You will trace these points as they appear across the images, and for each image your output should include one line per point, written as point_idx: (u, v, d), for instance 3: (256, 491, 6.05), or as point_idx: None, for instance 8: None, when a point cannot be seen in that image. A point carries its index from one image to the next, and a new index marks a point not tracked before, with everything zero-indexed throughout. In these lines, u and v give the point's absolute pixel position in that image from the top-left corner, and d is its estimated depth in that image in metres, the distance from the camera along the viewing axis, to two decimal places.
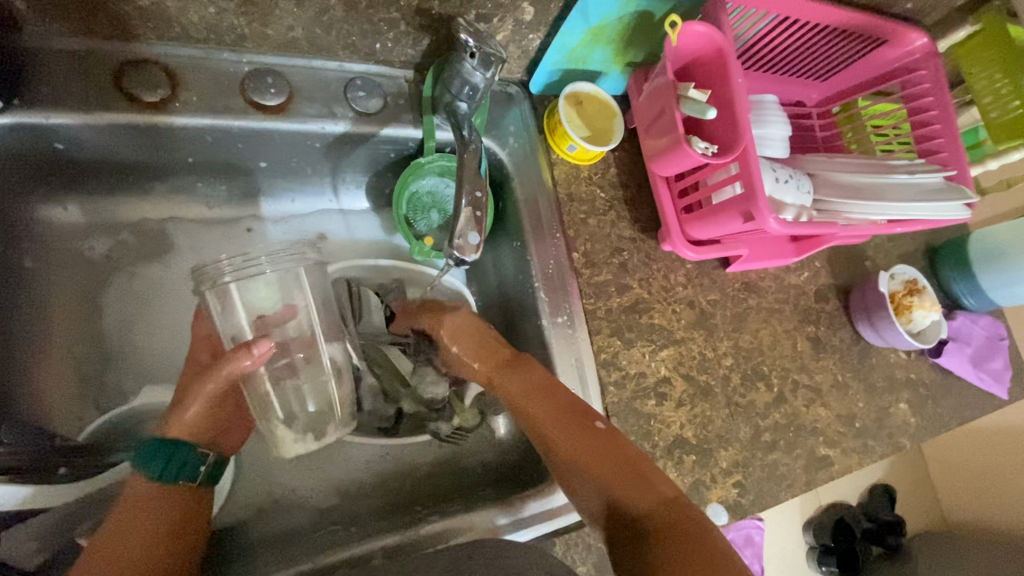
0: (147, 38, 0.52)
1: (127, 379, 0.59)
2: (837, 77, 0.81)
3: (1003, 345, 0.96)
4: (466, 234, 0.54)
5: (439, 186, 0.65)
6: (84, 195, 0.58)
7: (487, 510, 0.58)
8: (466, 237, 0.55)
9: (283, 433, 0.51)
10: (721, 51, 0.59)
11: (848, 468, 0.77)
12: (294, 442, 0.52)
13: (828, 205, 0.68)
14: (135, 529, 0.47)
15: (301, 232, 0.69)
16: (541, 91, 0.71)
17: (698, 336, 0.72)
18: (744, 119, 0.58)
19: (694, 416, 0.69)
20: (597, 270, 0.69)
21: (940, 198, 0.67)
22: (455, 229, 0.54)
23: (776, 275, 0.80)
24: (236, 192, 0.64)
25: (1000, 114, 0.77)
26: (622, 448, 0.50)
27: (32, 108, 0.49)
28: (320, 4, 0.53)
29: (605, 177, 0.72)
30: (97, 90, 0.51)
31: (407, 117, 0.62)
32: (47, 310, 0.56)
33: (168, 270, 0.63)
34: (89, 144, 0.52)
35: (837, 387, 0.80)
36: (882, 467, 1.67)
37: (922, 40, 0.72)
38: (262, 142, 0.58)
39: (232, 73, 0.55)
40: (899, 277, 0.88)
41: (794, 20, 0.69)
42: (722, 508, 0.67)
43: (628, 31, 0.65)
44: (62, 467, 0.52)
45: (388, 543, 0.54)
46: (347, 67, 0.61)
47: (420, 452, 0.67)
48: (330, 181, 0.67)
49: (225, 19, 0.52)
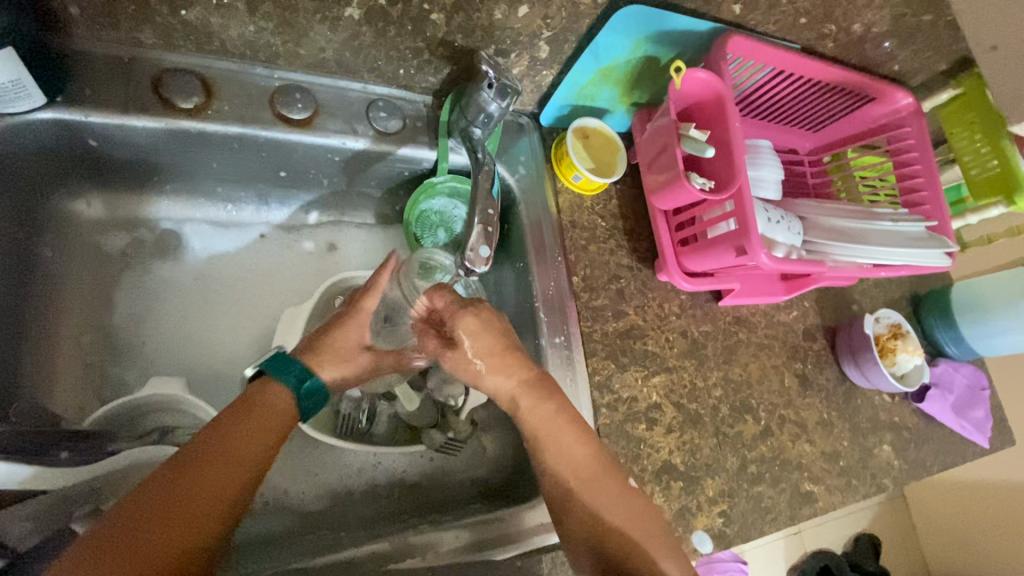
0: (187, 49, 0.55)
1: (131, 371, 0.60)
2: (828, 128, 0.86)
3: (984, 395, 1.00)
4: (477, 247, 0.57)
5: (448, 206, 0.69)
6: (108, 192, 0.60)
7: (454, 529, 0.57)
8: (478, 250, 0.57)
9: (384, 408, 0.67)
10: (720, 96, 0.63)
11: (831, 505, 0.79)
12: (385, 417, 0.67)
13: (817, 246, 0.71)
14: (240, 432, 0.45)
15: (314, 241, 0.71)
16: (551, 123, 0.75)
17: (690, 365, 0.74)
18: (740, 160, 0.61)
19: (683, 444, 0.70)
20: (595, 294, 0.71)
21: (921, 246, 0.71)
22: (467, 241, 0.57)
23: (766, 312, 0.83)
24: (254, 199, 0.67)
25: (980, 171, 0.82)
26: (644, 510, 0.54)
27: (74, 106, 0.51)
28: (352, 30, 0.57)
29: (606, 207, 0.75)
30: (137, 94, 0.53)
31: (423, 139, 0.66)
32: (63, 300, 0.58)
33: (180, 268, 0.65)
34: (123, 143, 0.55)
35: (822, 425, 0.82)
36: (866, 519, 1.81)
37: (908, 100, 0.78)
38: (285, 153, 0.61)
39: (264, 87, 0.59)
40: (884, 320, 0.90)
41: (789, 74, 0.74)
42: (707, 536, 0.67)
43: (635, 73, 0.69)
44: (64, 452, 0.46)
45: (377, 550, 0.54)
46: (370, 88, 0.64)
47: (412, 464, 0.67)
48: (345, 194, 0.70)
49: (263, 38, 0.56)
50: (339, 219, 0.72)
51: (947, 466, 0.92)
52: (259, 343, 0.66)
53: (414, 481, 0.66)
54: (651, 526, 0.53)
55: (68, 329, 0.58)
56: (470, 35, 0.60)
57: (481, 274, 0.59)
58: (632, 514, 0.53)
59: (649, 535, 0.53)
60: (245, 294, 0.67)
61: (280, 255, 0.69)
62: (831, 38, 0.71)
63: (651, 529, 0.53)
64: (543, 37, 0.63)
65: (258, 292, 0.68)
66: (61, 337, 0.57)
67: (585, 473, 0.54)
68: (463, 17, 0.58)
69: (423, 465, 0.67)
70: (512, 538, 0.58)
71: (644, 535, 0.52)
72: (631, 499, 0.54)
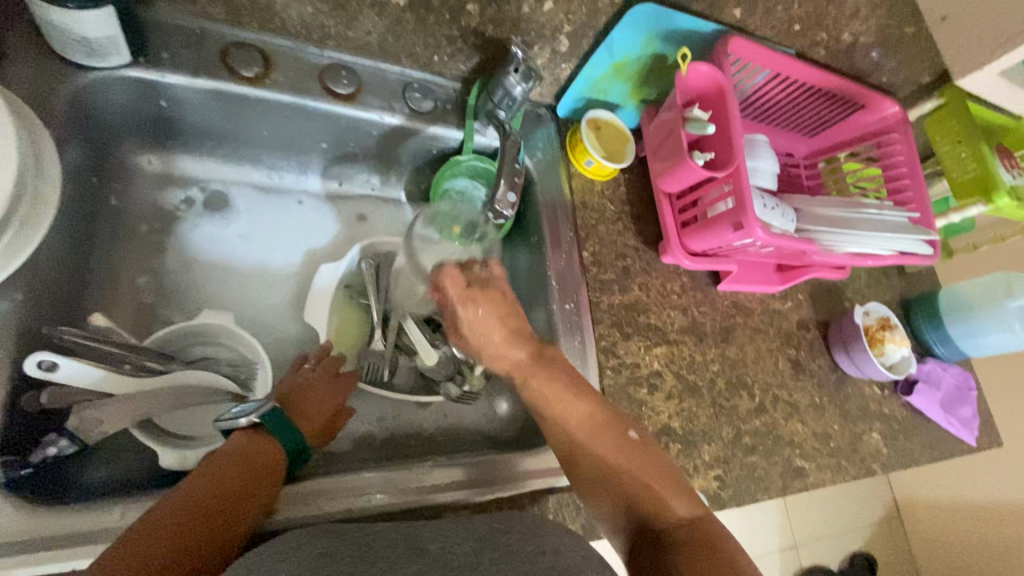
0: (252, 27, 0.63)
1: (177, 313, 0.65)
2: (821, 134, 0.93)
3: (971, 395, 1.04)
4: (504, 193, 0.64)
5: (470, 186, 0.75)
6: (168, 151, 0.67)
7: (450, 467, 0.61)
8: (504, 196, 0.65)
9: (404, 362, 0.73)
10: (722, 88, 0.70)
11: (822, 482, 0.83)
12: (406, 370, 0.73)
13: (810, 232, 0.77)
14: (231, 478, 0.46)
15: (345, 212, 0.77)
16: (567, 114, 0.82)
17: (690, 340, 0.80)
18: (739, 142, 0.68)
19: (681, 410, 0.75)
20: (603, 269, 0.77)
21: (905, 232, 0.77)
22: (495, 189, 0.65)
23: (762, 300, 0.89)
24: (295, 168, 0.74)
25: (961, 174, 0.89)
26: (653, 459, 0.57)
27: (153, 67, 0.58)
28: (396, 16, 0.65)
29: (615, 193, 0.82)
30: (207, 60, 0.60)
31: (451, 120, 0.73)
32: (123, 242, 0.64)
33: (226, 226, 0.71)
34: (189, 104, 0.62)
35: (814, 407, 0.87)
36: (862, 537, 1.83)
37: (895, 108, 0.85)
38: (328, 124, 0.68)
39: (313, 64, 0.65)
40: (873, 313, 0.96)
41: (785, 78, 0.81)
42: (703, 495, 0.71)
43: (644, 70, 0.77)
44: (127, 363, 0.52)
45: (398, 478, 0.59)
46: (407, 72, 0.70)
47: (427, 418, 0.72)
48: (376, 168, 0.76)
49: (318, 19, 0.64)
50: (368, 193, 0.79)
51: (935, 458, 0.96)
52: (294, 298, 0.72)
53: (429, 433, 0.71)
54: (660, 475, 0.56)
55: (127, 269, 0.64)
56: (500, 26, 0.68)
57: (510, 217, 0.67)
58: (643, 468, 0.56)
59: (663, 481, 0.56)
60: (281, 253, 0.73)
61: (313, 222, 0.75)
62: (822, 45, 0.78)
63: (662, 475, 0.56)
64: (564, 31, 0.70)
65: (294, 254, 0.74)
66: (120, 277, 0.63)
67: (591, 429, 0.57)
68: (495, 9, 0.66)
69: (438, 420, 0.72)
70: (507, 479, 0.62)
71: (660, 478, 0.56)
72: (643, 451, 0.57)
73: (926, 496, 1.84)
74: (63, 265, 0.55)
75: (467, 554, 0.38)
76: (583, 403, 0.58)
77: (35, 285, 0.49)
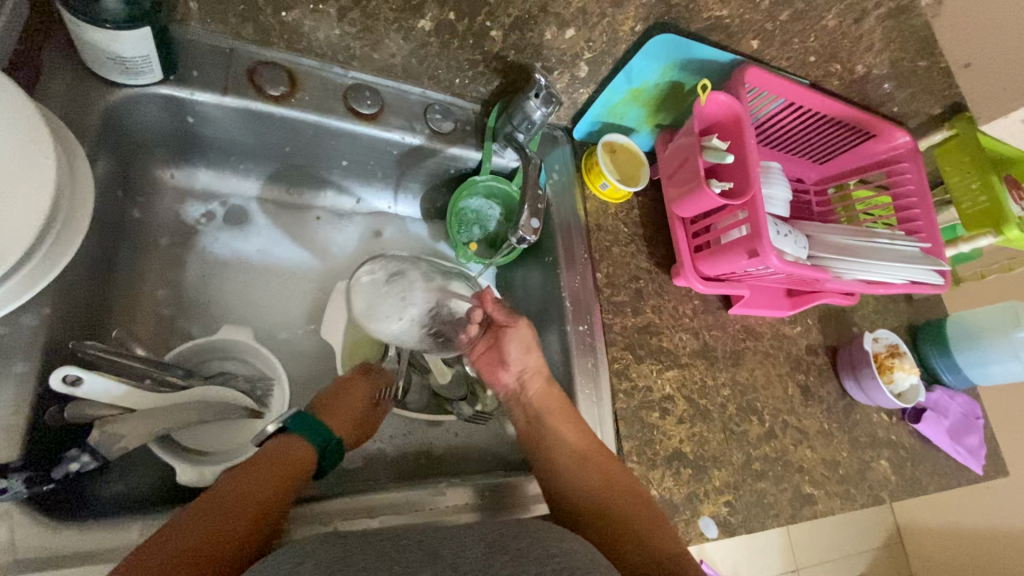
0: (279, 47, 0.64)
1: (195, 326, 0.66)
2: (832, 161, 0.94)
3: (978, 424, 1.04)
4: (528, 220, 0.64)
5: (484, 207, 0.78)
6: (190, 166, 0.68)
7: (462, 487, 0.61)
8: (528, 222, 0.65)
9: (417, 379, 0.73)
10: (739, 117, 0.71)
11: (830, 509, 0.82)
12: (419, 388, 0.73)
13: (822, 260, 0.78)
14: (256, 477, 0.48)
15: (362, 228, 0.78)
16: (582, 137, 0.84)
17: (701, 364, 0.80)
18: (755, 171, 0.68)
19: (692, 434, 0.75)
20: (616, 291, 0.78)
21: (916, 262, 0.77)
22: (519, 216, 0.65)
23: (772, 324, 0.89)
24: (315, 185, 0.75)
25: (972, 205, 0.90)
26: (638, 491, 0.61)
27: (182, 84, 0.59)
28: (421, 39, 0.65)
29: (628, 215, 0.82)
30: (234, 79, 0.61)
31: (471, 141, 0.74)
32: (143, 257, 0.64)
33: (245, 239, 0.72)
34: (216, 121, 0.63)
35: (823, 433, 0.87)
36: (864, 561, 1.82)
37: (906, 138, 0.86)
38: (351, 142, 0.69)
39: (339, 84, 0.67)
40: (882, 340, 0.96)
41: (799, 107, 0.82)
42: (712, 522, 0.71)
43: (661, 97, 0.78)
44: (149, 378, 0.52)
45: (411, 498, 0.59)
46: (428, 94, 0.73)
47: (439, 436, 0.72)
48: (394, 186, 0.77)
49: (345, 41, 0.64)
50: (385, 210, 0.80)
51: (942, 487, 0.96)
52: (309, 313, 0.72)
53: (440, 452, 0.71)
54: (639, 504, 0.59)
55: (147, 282, 0.64)
56: (522, 52, 0.69)
57: (531, 243, 0.67)
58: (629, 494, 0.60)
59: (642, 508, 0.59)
60: (299, 269, 0.73)
61: (331, 238, 0.76)
62: (836, 76, 0.79)
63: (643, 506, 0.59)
64: (584, 58, 0.71)
65: (311, 268, 0.74)
66: (141, 289, 0.64)
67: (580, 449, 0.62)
68: (518, 36, 0.66)
69: (449, 438, 0.72)
70: (516, 502, 0.62)
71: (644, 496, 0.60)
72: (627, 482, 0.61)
73: (929, 521, 1.83)
74: (88, 277, 0.56)
75: (479, 557, 0.40)
76: None
77: (61, 297, 0.49)
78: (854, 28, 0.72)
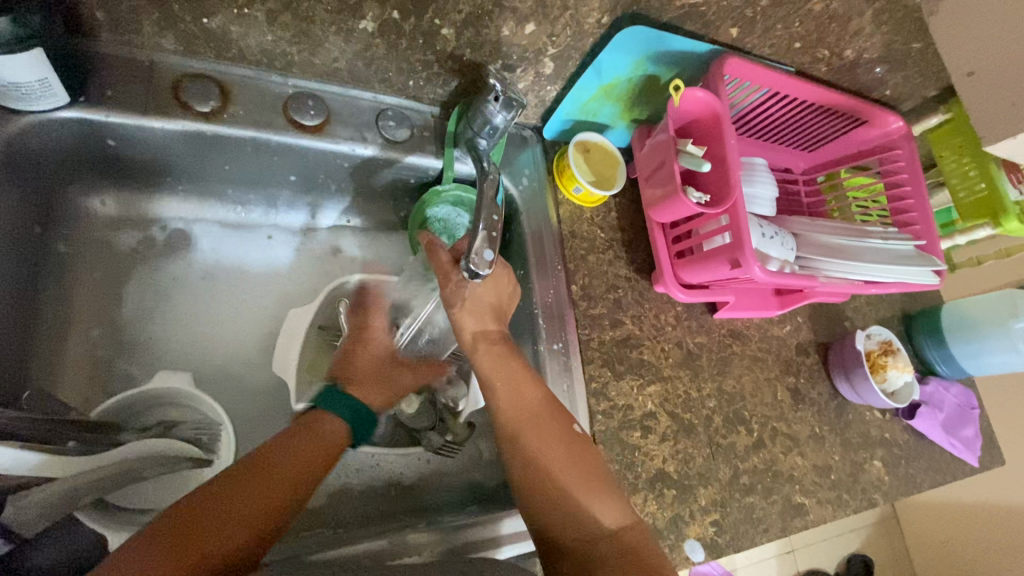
0: (206, 56, 0.57)
1: (136, 366, 0.61)
2: (822, 148, 0.88)
3: (974, 414, 1.01)
4: (481, 252, 0.56)
5: (452, 214, 0.70)
6: (119, 190, 0.62)
7: (429, 532, 0.58)
8: (482, 255, 0.56)
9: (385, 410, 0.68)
10: (718, 115, 0.65)
11: (822, 518, 0.80)
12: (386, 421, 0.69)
13: (810, 262, 0.73)
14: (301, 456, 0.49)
15: (319, 245, 0.73)
16: (553, 137, 0.78)
17: (685, 375, 0.76)
18: (736, 176, 0.63)
19: (676, 452, 0.71)
20: (593, 302, 0.73)
21: (908, 263, 0.73)
22: (472, 244, 0.56)
23: (760, 326, 0.85)
24: (263, 203, 0.69)
25: (968, 194, 0.88)
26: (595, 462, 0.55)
27: (94, 106, 0.53)
28: (365, 42, 0.58)
29: (605, 219, 0.77)
30: (157, 98, 0.55)
31: (429, 148, 0.68)
32: (73, 296, 0.60)
33: (189, 265, 0.66)
34: (140, 142, 0.57)
35: (814, 438, 0.83)
36: (860, 539, 1.83)
37: (898, 124, 0.81)
38: (295, 157, 0.63)
39: (278, 94, 0.61)
40: (875, 337, 0.92)
41: (784, 96, 0.76)
42: (699, 544, 0.68)
43: (635, 91, 0.72)
44: (71, 441, 0.49)
45: (375, 548, 0.56)
46: (380, 98, 0.66)
47: (409, 465, 0.68)
48: (351, 199, 0.72)
49: (280, 46, 0.58)
50: (343, 224, 0.74)
51: (938, 484, 0.93)
52: (264, 343, 0.67)
53: (410, 482, 0.67)
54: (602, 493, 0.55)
55: (78, 322, 0.60)
56: (479, 50, 0.62)
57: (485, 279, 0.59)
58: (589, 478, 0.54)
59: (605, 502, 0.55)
60: (250, 295, 0.68)
61: (286, 258, 0.71)
62: (824, 62, 0.73)
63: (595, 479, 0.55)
64: (548, 54, 0.65)
65: (264, 293, 0.69)
66: (72, 329, 0.59)
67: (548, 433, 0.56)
68: (473, 34, 0.60)
69: (419, 467, 0.68)
70: (486, 543, 0.59)
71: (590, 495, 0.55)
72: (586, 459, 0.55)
73: (925, 497, 1.83)
74: None
75: None
76: (564, 461, 0.55)
77: None
78: (843, 11, 0.66)
